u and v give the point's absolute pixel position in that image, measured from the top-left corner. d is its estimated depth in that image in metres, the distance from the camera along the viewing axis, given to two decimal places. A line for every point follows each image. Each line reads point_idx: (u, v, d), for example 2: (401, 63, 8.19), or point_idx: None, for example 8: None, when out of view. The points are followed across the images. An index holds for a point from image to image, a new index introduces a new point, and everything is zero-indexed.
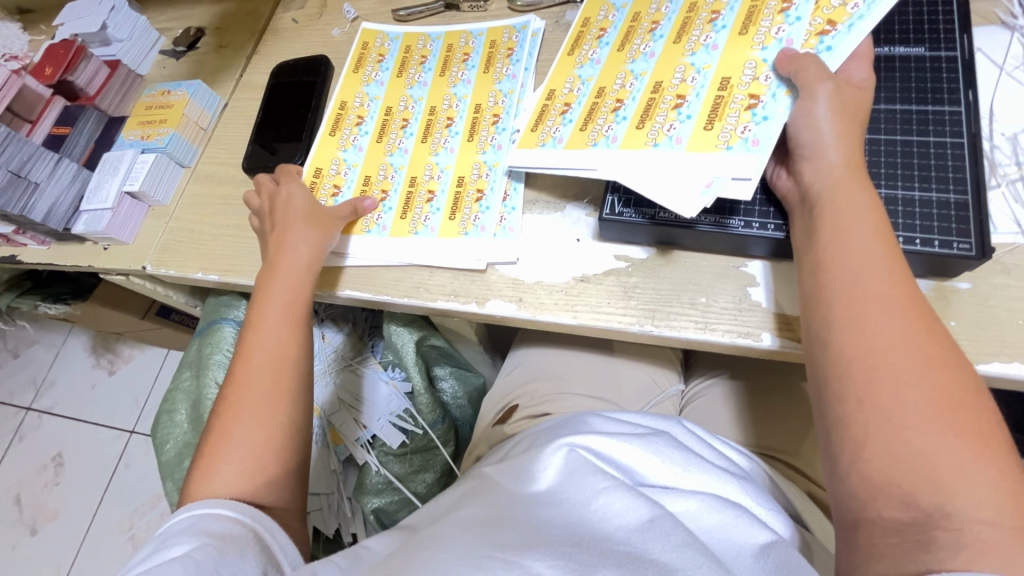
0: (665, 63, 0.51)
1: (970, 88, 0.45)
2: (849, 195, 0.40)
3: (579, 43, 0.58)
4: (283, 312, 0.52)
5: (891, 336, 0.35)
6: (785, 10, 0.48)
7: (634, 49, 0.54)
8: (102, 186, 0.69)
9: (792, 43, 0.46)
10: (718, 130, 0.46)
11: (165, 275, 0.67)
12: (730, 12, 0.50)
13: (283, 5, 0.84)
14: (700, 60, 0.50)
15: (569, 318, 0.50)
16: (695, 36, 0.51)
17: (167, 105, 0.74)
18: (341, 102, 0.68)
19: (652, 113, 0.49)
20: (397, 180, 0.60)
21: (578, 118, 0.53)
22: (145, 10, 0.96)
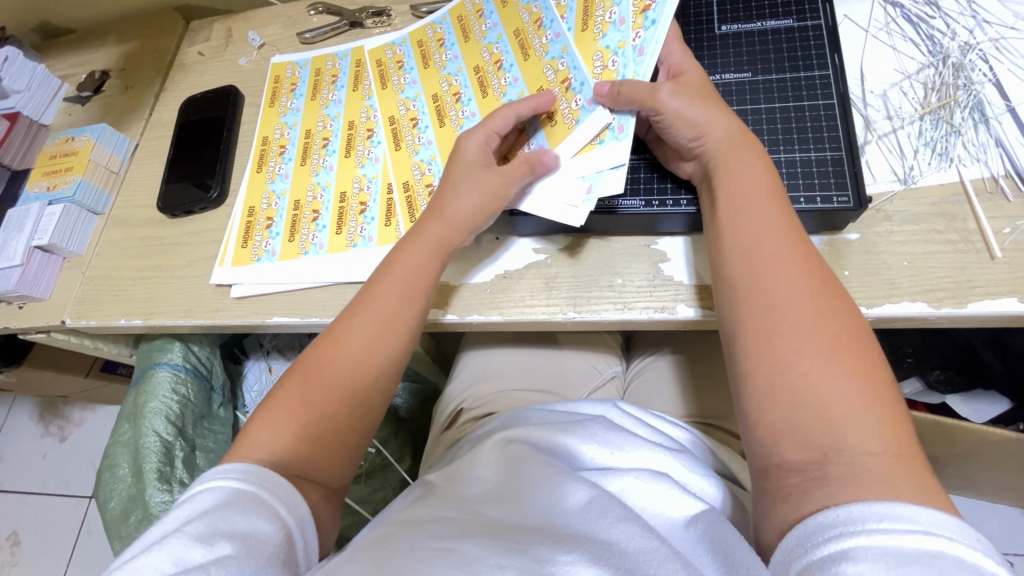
0: (531, 72, 0.54)
1: (835, 52, 0.48)
2: (740, 164, 0.42)
3: (485, 83, 0.57)
4: (403, 280, 0.47)
5: (786, 289, 0.36)
6: None
7: (491, 61, 0.57)
8: (8, 244, 0.66)
9: (624, 22, 0.50)
10: (561, 122, 0.50)
11: (87, 326, 0.64)
12: (550, 11, 0.54)
13: (189, 40, 0.83)
14: (555, 51, 0.53)
15: (496, 316, 0.51)
16: (541, 40, 0.54)
17: (73, 152, 0.71)
18: (263, 137, 0.67)
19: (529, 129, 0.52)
20: (327, 198, 0.60)
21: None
22: (47, 58, 0.93)
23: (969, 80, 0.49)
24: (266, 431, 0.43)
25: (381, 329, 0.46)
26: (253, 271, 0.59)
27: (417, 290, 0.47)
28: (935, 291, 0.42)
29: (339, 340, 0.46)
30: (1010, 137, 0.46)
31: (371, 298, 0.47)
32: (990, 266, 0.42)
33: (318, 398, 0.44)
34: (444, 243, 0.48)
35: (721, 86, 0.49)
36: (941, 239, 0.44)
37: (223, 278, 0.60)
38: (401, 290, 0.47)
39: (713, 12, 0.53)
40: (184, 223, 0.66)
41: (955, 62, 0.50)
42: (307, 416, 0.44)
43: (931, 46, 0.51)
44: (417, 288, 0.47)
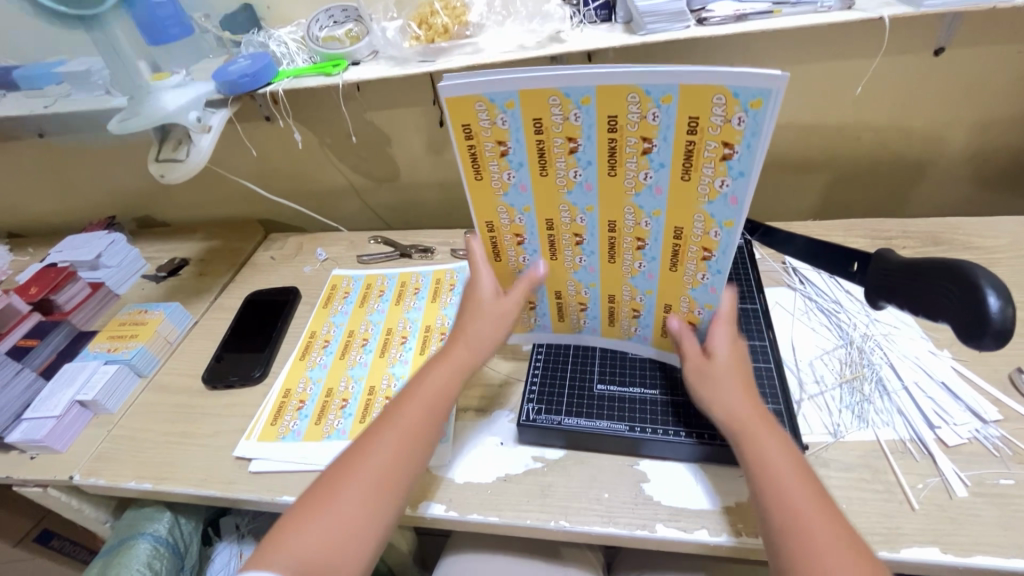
0: (610, 275, 0.56)
1: (770, 330, 0.65)
2: (768, 441, 0.49)
3: (557, 246, 0.55)
4: (424, 399, 0.53)
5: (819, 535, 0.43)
6: (705, 258, 0.51)
7: (569, 229, 0.53)
8: (53, 396, 0.72)
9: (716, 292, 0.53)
10: (621, 328, 0.61)
11: (93, 484, 0.66)
12: (655, 242, 0.52)
13: (265, 246, 1.03)
14: (641, 284, 0.56)
15: (495, 517, 0.56)
16: (629, 259, 0.54)
17: (141, 322, 0.83)
18: (311, 331, 0.80)
19: (565, 313, 0.61)
20: (357, 389, 0.70)
21: (550, 312, 0.62)
22: (138, 241, 1.12)
23: (872, 360, 0.64)
24: (301, 544, 0.44)
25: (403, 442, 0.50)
26: (276, 448, 0.65)
27: (434, 410, 0.53)
28: (871, 534, 0.50)
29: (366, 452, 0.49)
30: (910, 409, 0.59)
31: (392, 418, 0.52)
32: (910, 516, 0.51)
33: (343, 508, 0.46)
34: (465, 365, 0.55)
35: None
36: (869, 487, 0.54)
37: (246, 451, 0.66)
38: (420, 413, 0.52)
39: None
40: (221, 395, 0.74)
41: (859, 345, 0.66)
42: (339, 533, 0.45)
43: (841, 332, 0.68)
44: (434, 407, 0.53)
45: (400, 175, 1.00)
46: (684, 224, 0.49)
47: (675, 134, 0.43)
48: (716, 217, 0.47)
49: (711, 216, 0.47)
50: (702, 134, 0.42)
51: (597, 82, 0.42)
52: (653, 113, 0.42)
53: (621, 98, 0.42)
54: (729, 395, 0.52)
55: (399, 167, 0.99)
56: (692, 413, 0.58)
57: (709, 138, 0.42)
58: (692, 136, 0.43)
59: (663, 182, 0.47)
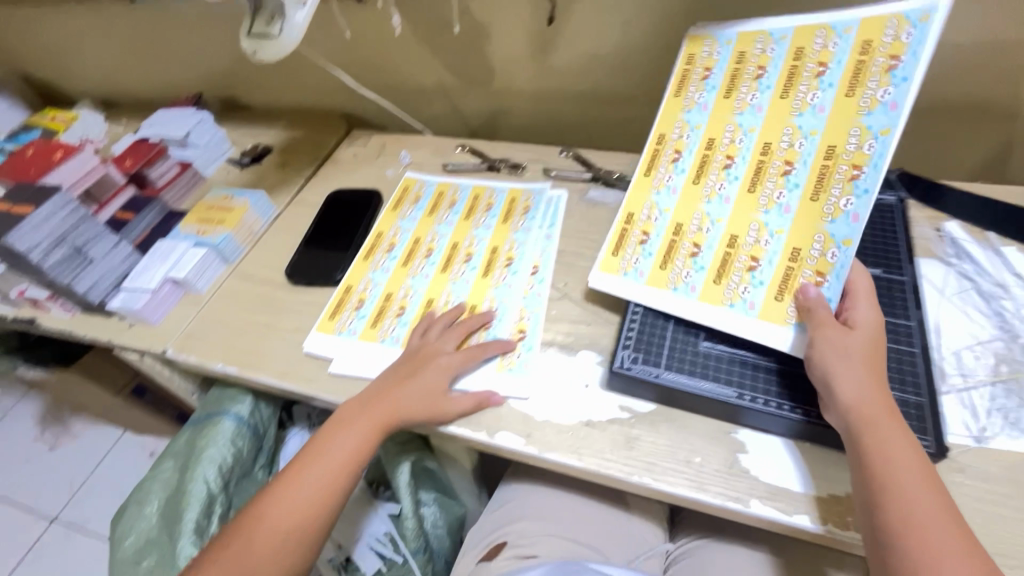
0: (744, 208, 0.57)
1: (920, 308, 0.55)
2: (890, 431, 0.44)
3: (705, 166, 0.60)
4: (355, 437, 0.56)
5: (941, 544, 0.39)
6: (854, 177, 0.51)
7: (726, 150, 0.59)
8: (147, 270, 0.74)
9: (858, 218, 0.50)
10: (724, 289, 0.55)
11: (185, 360, 0.69)
12: (803, 167, 0.54)
13: (348, 142, 0.98)
14: (773, 220, 0.55)
15: (574, 461, 0.53)
16: (769, 186, 0.56)
17: (228, 208, 0.82)
18: (379, 232, 0.78)
19: (672, 257, 0.59)
20: (414, 301, 0.68)
21: (657, 251, 0.60)
22: (223, 124, 1.10)
23: None
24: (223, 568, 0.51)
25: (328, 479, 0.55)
26: (334, 344, 0.66)
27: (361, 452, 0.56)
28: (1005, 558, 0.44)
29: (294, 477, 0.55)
30: None
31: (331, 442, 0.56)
32: None
33: (277, 517, 0.53)
34: (386, 417, 0.56)
35: None
36: (1012, 505, 0.46)
37: (312, 345, 0.66)
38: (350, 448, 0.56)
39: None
40: (302, 291, 0.73)
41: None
42: (276, 540, 0.53)
43: (1003, 322, 0.57)
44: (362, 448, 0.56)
45: (494, 78, 0.91)
46: (838, 143, 0.53)
47: (841, 79, 0.54)
48: (872, 129, 0.51)
49: (868, 128, 0.51)
50: (872, 58, 0.52)
51: (859, 17, 0.54)
52: (832, 44, 0.55)
53: (796, 77, 0.56)
54: (853, 375, 0.47)
55: (495, 66, 0.89)
56: (811, 390, 0.52)
57: (871, 75, 0.52)
58: (859, 66, 0.53)
59: (828, 102, 0.54)
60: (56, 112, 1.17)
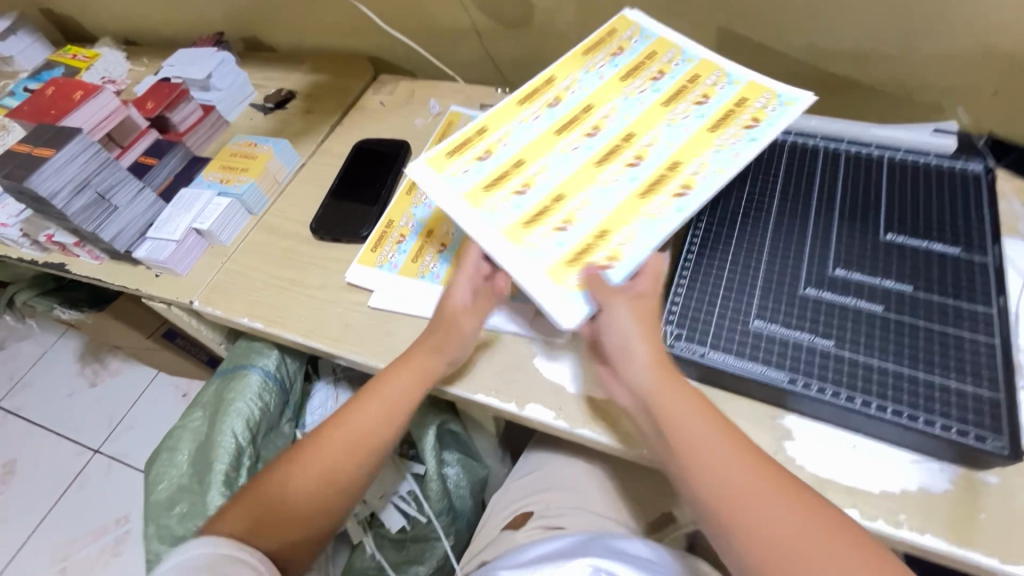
0: (582, 175, 0.53)
1: (1002, 294, 0.49)
2: (670, 392, 0.44)
3: (573, 123, 0.57)
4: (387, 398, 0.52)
5: (779, 522, 0.38)
6: (679, 196, 0.50)
7: (594, 123, 0.57)
8: (172, 220, 0.72)
9: (670, 224, 0.48)
10: (536, 235, 0.50)
11: (211, 313, 0.68)
12: (648, 166, 0.52)
13: (374, 89, 0.93)
14: (601, 196, 0.51)
15: (608, 438, 0.51)
16: (613, 167, 0.53)
17: (251, 156, 0.79)
18: None
19: (501, 184, 0.54)
20: (458, 236, 0.66)
21: (488, 173, 0.55)
22: (246, 65, 1.05)
23: None
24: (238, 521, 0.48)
25: (352, 445, 0.51)
26: (377, 276, 0.65)
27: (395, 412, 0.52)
28: None
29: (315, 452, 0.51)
30: None
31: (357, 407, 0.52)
32: None
33: (294, 488, 0.49)
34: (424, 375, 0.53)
35: (880, 293, 0.51)
36: None
37: (357, 278, 0.66)
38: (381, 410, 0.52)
39: (810, 212, 0.57)
40: (328, 248, 0.71)
41: None
42: (284, 510, 0.49)
43: None
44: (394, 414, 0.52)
45: (533, 20, 0.83)
46: (683, 161, 0.52)
47: (667, 89, 0.58)
48: (712, 164, 0.51)
49: (711, 161, 0.51)
50: (740, 113, 0.54)
51: (703, 57, 0.60)
52: (720, 85, 0.57)
53: (684, 93, 0.57)
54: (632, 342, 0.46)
55: (535, 6, 0.81)
56: (871, 379, 0.47)
57: (734, 124, 0.54)
58: (728, 113, 0.55)
59: (694, 128, 0.54)
60: (79, 49, 1.14)
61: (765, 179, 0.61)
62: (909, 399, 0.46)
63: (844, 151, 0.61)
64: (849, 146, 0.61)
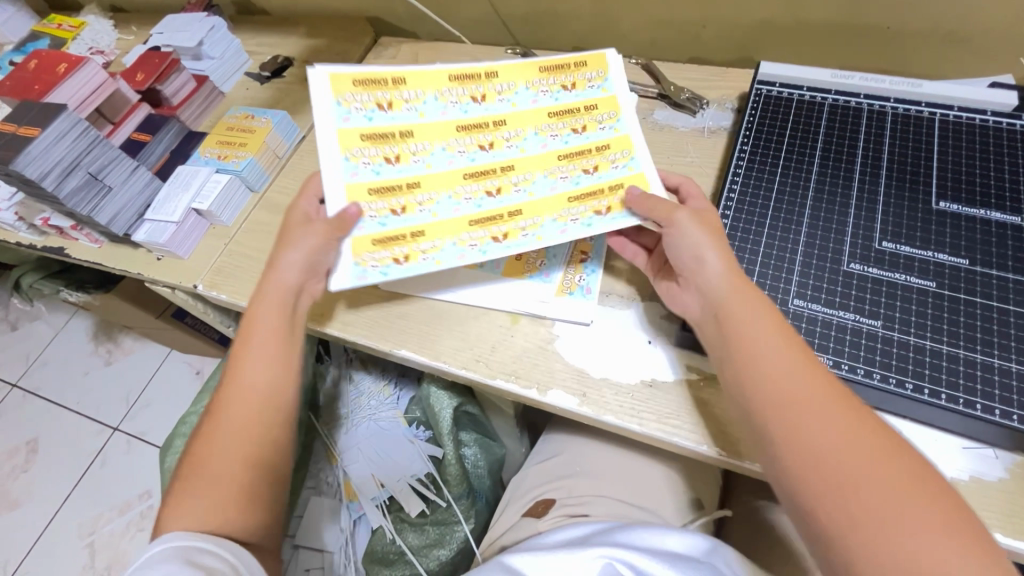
0: (446, 179, 0.51)
1: None
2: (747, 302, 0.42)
3: (475, 129, 0.52)
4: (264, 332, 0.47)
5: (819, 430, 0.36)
6: (495, 237, 0.50)
7: (490, 139, 0.52)
8: (170, 200, 0.69)
9: (461, 258, 0.50)
10: (377, 200, 0.49)
11: (216, 298, 0.66)
12: (498, 201, 0.51)
13: (375, 53, 0.87)
14: (444, 205, 0.50)
15: (636, 426, 0.48)
16: (473, 187, 0.51)
17: (249, 129, 0.75)
18: None
19: (382, 142, 0.50)
20: None
21: (377, 125, 0.50)
22: (239, 31, 0.99)
23: None
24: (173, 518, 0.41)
25: (256, 397, 0.45)
26: None
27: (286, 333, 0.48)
28: None
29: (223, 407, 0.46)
30: None
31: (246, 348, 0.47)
32: None
33: (219, 449, 0.44)
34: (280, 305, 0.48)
35: (933, 267, 0.47)
36: None
37: None
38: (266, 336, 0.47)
39: (854, 181, 0.52)
40: None
41: None
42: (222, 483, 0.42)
43: None
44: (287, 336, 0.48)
45: None
46: (526, 214, 0.51)
47: (574, 144, 0.53)
48: (539, 230, 0.51)
49: (541, 228, 0.51)
50: (604, 195, 0.51)
51: (630, 132, 0.54)
52: (617, 165, 0.53)
53: (582, 156, 0.53)
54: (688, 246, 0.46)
55: None
56: (923, 362, 0.44)
57: (590, 203, 0.51)
58: (592, 193, 0.51)
59: (558, 189, 0.52)
60: (63, 17, 1.08)
61: (803, 145, 0.56)
62: (964, 384, 0.42)
63: (890, 110, 0.56)
64: (897, 105, 0.56)
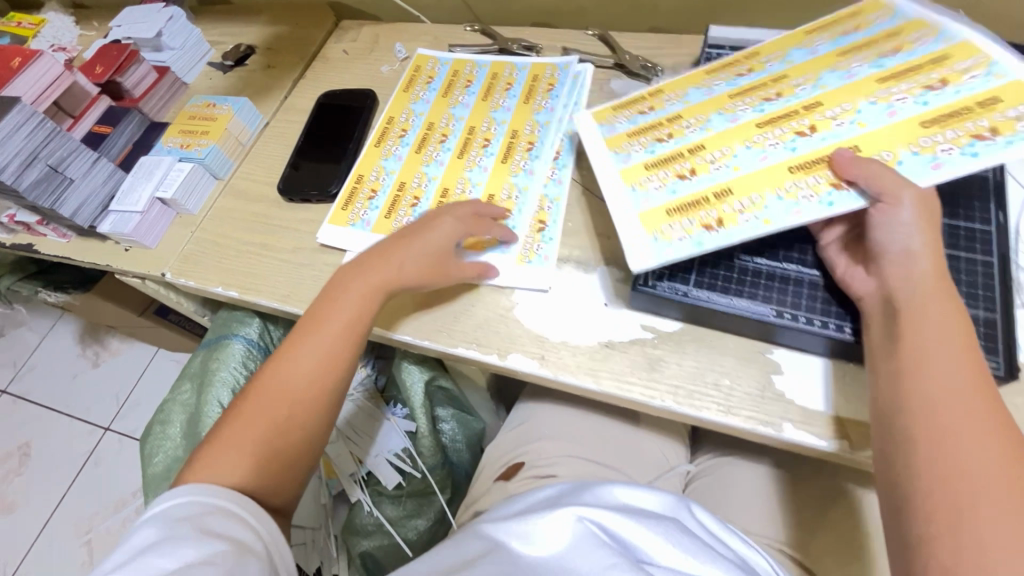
0: (736, 133, 0.47)
1: (1001, 210, 0.46)
2: (938, 304, 0.36)
3: (755, 89, 0.50)
4: (347, 305, 0.50)
5: (982, 462, 0.31)
6: (801, 194, 0.42)
7: (779, 88, 0.49)
8: (134, 190, 0.69)
9: (798, 214, 0.41)
10: (656, 173, 0.48)
11: (185, 285, 0.66)
12: (820, 140, 0.44)
13: (337, 37, 0.87)
14: (741, 159, 0.46)
15: (592, 384, 0.50)
16: (775, 132, 0.46)
17: (211, 118, 0.75)
18: (388, 117, 0.71)
19: (644, 133, 0.52)
20: (430, 190, 0.63)
21: (639, 124, 0.53)
22: (201, 22, 0.99)
23: None
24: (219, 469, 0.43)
25: (317, 360, 0.48)
26: (348, 235, 0.63)
27: (359, 325, 0.50)
28: None
29: (267, 381, 0.47)
30: None
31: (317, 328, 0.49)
32: None
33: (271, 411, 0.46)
34: (382, 283, 0.51)
35: None
36: None
37: (329, 239, 0.63)
38: (343, 326, 0.49)
39: None
40: (298, 209, 0.68)
41: None
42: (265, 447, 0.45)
43: None
44: (358, 328, 0.50)
45: None
46: (865, 151, 0.42)
47: (894, 65, 0.45)
48: (898, 166, 0.40)
49: (899, 162, 0.41)
50: (978, 113, 0.40)
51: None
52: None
53: (916, 73, 0.44)
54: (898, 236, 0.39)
55: None
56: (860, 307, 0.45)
57: (959, 126, 0.40)
58: (959, 112, 0.41)
59: (903, 113, 0.42)
60: (23, 16, 1.07)
61: None
62: None
63: None
64: None
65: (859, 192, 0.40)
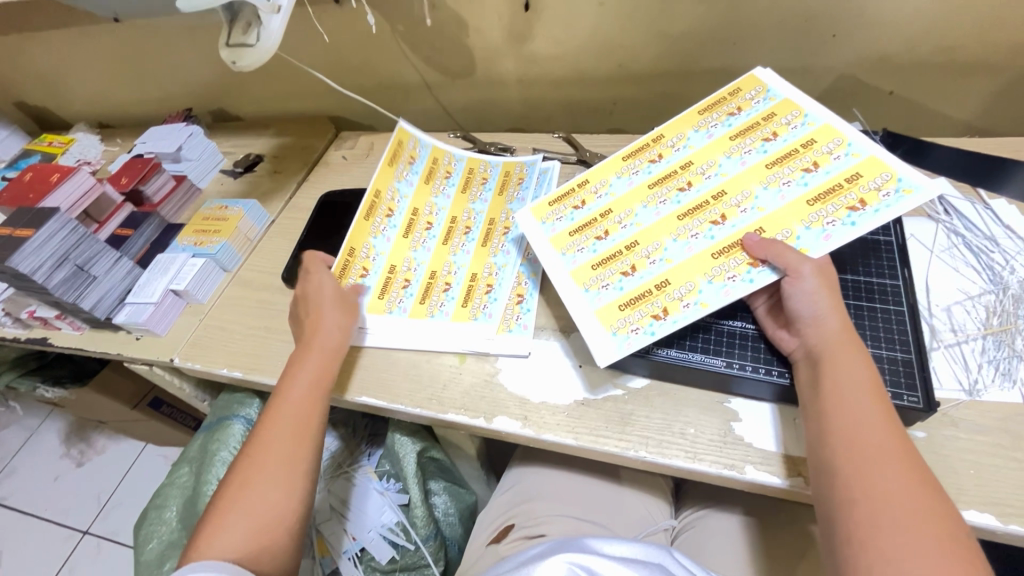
0: (662, 227, 0.56)
1: (905, 267, 0.54)
2: (847, 356, 0.43)
3: (670, 177, 0.59)
4: (311, 371, 0.57)
5: (888, 487, 0.36)
6: (729, 275, 0.50)
7: (690, 177, 0.58)
8: (150, 283, 0.76)
9: (727, 293, 0.49)
10: (604, 272, 0.56)
11: (191, 368, 0.71)
12: (731, 227, 0.53)
13: (336, 145, 0.99)
14: (672, 249, 0.54)
15: (571, 440, 0.54)
16: (695, 224, 0.55)
17: (223, 218, 0.84)
18: (375, 190, 0.74)
19: (585, 230, 0.60)
20: (418, 273, 0.70)
21: (578, 220, 0.61)
22: (215, 136, 1.12)
23: None
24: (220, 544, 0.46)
25: (292, 430, 0.53)
26: None
27: (322, 380, 0.57)
28: (1002, 505, 0.44)
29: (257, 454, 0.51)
30: None
31: (286, 389, 0.56)
32: None
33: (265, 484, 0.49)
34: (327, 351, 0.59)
35: None
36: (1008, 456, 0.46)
37: None
38: (309, 383, 0.56)
39: None
40: None
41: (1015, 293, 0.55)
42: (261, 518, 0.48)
43: (992, 276, 0.57)
44: (319, 388, 0.56)
45: (476, 70, 0.89)
46: (769, 231, 0.51)
47: (776, 151, 0.56)
48: (798, 241, 0.49)
49: (796, 238, 0.50)
50: (848, 189, 0.50)
51: (873, 153, 0.52)
52: (886, 191, 0.49)
53: (793, 158, 0.54)
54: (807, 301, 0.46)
55: (475, 57, 0.87)
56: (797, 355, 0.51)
57: (836, 201, 0.50)
58: (834, 189, 0.51)
59: (792, 195, 0.52)
60: (53, 136, 1.20)
61: None
62: None
63: None
64: None
65: (772, 267, 0.48)
